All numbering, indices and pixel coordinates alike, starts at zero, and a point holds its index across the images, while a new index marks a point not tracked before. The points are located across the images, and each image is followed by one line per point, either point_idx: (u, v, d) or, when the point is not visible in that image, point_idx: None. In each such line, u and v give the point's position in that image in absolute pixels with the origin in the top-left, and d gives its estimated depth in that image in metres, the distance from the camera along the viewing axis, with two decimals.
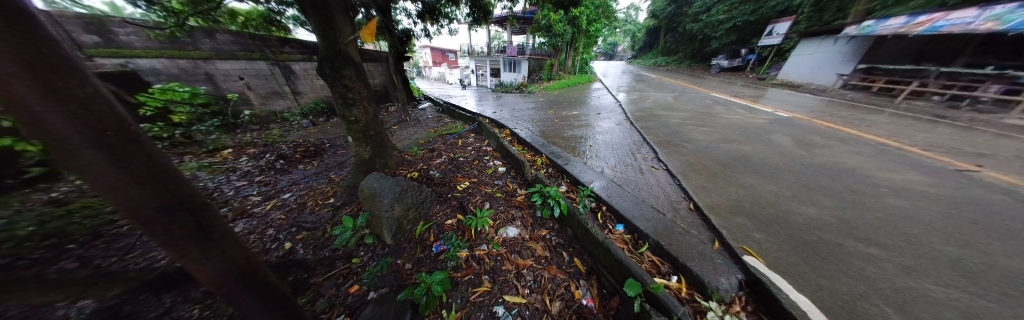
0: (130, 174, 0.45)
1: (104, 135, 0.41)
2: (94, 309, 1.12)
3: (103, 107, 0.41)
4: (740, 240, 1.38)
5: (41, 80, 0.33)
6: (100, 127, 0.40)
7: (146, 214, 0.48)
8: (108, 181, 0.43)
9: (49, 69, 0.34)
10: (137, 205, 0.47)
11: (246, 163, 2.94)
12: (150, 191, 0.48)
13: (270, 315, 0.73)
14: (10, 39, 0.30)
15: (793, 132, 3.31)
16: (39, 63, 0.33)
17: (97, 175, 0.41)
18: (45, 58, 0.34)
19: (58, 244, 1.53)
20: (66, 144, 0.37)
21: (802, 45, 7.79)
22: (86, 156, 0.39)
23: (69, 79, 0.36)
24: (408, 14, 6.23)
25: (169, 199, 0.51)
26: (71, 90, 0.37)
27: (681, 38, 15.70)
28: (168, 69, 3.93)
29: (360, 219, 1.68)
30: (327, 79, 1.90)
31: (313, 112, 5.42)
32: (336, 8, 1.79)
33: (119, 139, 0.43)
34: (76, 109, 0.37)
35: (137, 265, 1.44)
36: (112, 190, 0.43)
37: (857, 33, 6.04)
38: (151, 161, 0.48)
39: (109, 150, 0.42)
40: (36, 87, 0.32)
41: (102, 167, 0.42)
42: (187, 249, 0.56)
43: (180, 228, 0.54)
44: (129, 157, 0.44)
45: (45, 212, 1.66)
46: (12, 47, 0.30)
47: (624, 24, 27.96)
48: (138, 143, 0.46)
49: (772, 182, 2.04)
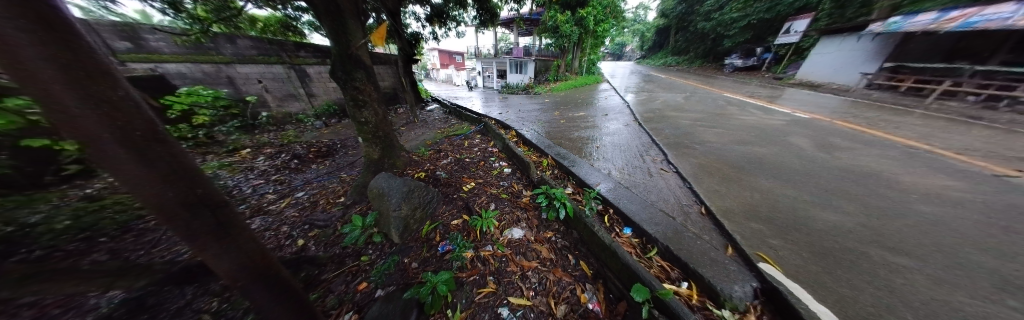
0: (156, 173, 0.47)
1: (133, 135, 0.43)
2: (120, 300, 1.19)
3: (134, 111, 0.44)
4: (755, 247, 1.32)
5: (73, 83, 0.35)
6: (131, 128, 0.43)
7: (169, 211, 0.50)
8: (136, 182, 0.45)
9: (86, 74, 0.37)
10: (157, 202, 0.48)
11: (263, 163, 3.07)
12: (171, 189, 0.50)
13: (283, 308, 0.75)
14: (46, 47, 0.32)
15: (812, 134, 3.15)
16: (76, 67, 0.35)
17: (125, 172, 0.43)
18: (81, 64, 0.36)
19: (91, 237, 1.66)
20: (93, 142, 0.39)
21: (822, 43, 7.42)
22: (117, 155, 0.42)
23: (100, 83, 0.38)
24: (417, 18, 6.37)
25: (194, 195, 0.54)
26: (103, 94, 0.39)
27: (692, 37, 15.35)
28: (192, 73, 4.19)
29: (368, 218, 1.73)
30: (339, 82, 1.97)
31: (326, 114, 5.61)
32: (348, 13, 1.85)
33: (147, 139, 0.45)
34: (106, 111, 0.39)
35: (161, 259, 1.52)
36: (137, 187, 0.45)
37: (881, 30, 5.72)
38: (173, 161, 0.50)
39: (137, 151, 0.44)
40: (70, 85, 0.35)
41: (129, 166, 0.44)
42: (208, 245, 0.58)
43: (200, 226, 0.56)
44: (157, 157, 0.47)
45: (82, 207, 1.80)
46: (48, 52, 0.32)
47: (632, 24, 27.69)
48: (164, 142, 0.48)
49: (790, 187, 1.95)
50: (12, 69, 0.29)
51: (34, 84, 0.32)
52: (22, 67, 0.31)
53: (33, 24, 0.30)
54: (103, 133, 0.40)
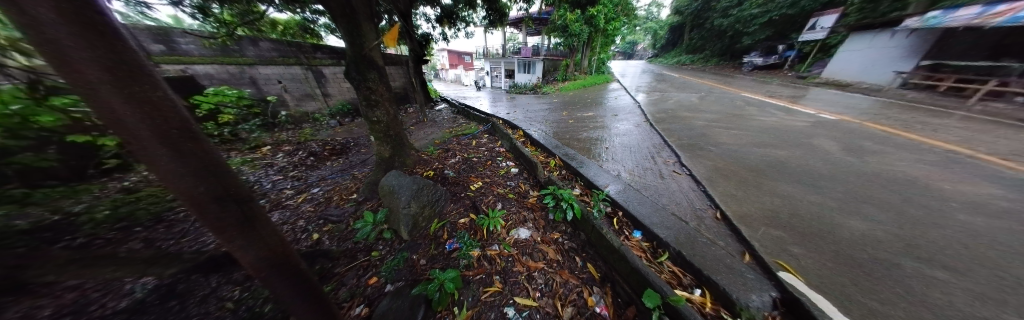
0: (188, 169, 0.48)
1: (168, 132, 0.43)
2: (154, 286, 1.29)
3: (172, 109, 0.45)
4: (774, 255, 1.25)
5: (113, 81, 0.36)
6: (167, 125, 0.44)
7: (203, 204, 0.51)
8: (173, 177, 0.46)
9: (127, 72, 0.38)
10: (192, 195, 0.49)
11: (282, 159, 3.23)
12: (206, 184, 0.51)
13: (302, 297, 0.79)
14: (92, 48, 0.32)
15: (839, 136, 2.96)
16: (115, 65, 0.36)
17: (161, 167, 0.44)
18: (122, 64, 0.37)
19: (128, 226, 1.79)
20: (131, 137, 0.39)
21: (850, 40, 6.94)
22: (152, 150, 0.42)
23: (140, 81, 0.39)
24: (427, 19, 6.48)
25: (228, 191, 0.55)
26: (140, 91, 0.39)
27: (708, 35, 14.77)
28: (219, 74, 4.46)
29: (379, 214, 1.78)
30: (353, 83, 2.04)
31: (340, 113, 5.81)
32: (362, 15, 1.90)
33: (182, 136, 0.46)
34: (148, 110, 0.40)
35: (190, 248, 1.64)
36: (174, 181, 0.46)
37: (919, 26, 5.29)
38: (205, 158, 0.51)
39: (174, 147, 0.45)
40: (113, 83, 0.36)
41: (167, 163, 0.45)
42: (237, 240, 0.60)
43: (228, 222, 0.56)
44: (191, 153, 0.47)
45: (120, 199, 1.95)
46: (93, 51, 0.33)
47: (644, 22, 26.98)
48: (195, 139, 0.48)
49: (813, 193, 1.83)
50: (60, 67, 0.30)
51: (80, 82, 0.33)
52: (70, 67, 0.31)
53: (82, 27, 0.30)
54: (143, 129, 0.41)
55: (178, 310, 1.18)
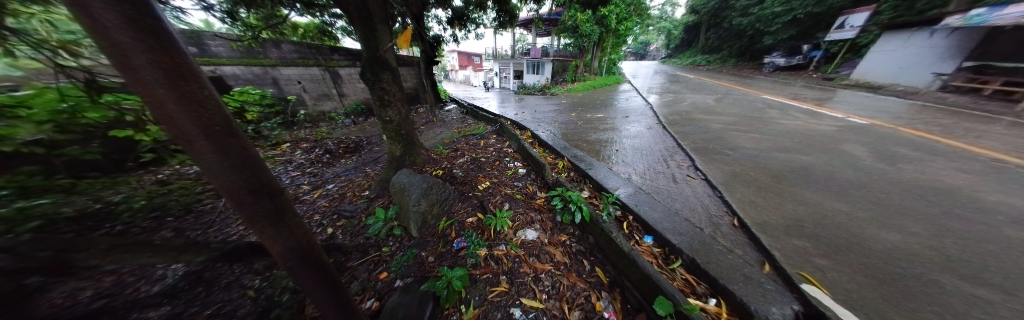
0: (231, 168, 0.42)
1: (214, 131, 0.38)
2: (183, 272, 1.38)
3: (217, 105, 0.39)
4: (796, 266, 1.18)
5: (165, 74, 0.31)
6: (212, 123, 0.38)
7: (245, 201, 0.45)
8: (220, 174, 0.41)
9: (176, 65, 0.33)
10: (234, 191, 0.43)
11: (299, 156, 3.38)
12: (248, 180, 0.44)
13: (336, 302, 0.73)
14: (138, 33, 0.27)
15: (868, 141, 2.77)
16: (165, 57, 0.31)
17: (208, 167, 0.39)
18: (168, 54, 0.32)
19: (160, 216, 1.94)
20: (179, 132, 0.34)
21: (883, 40, 6.48)
22: (198, 147, 0.37)
23: (187, 76, 0.34)
24: (439, 21, 6.61)
25: (271, 187, 0.49)
26: (189, 87, 0.34)
27: (725, 35, 14.21)
28: (244, 74, 4.73)
29: (390, 211, 1.83)
30: (368, 83, 2.10)
31: (354, 112, 6.04)
32: (377, 18, 1.96)
33: (228, 133, 0.40)
34: (197, 108, 0.35)
35: (215, 238, 1.75)
36: (221, 178, 0.41)
37: (959, 25, 4.88)
38: (248, 156, 0.45)
39: (218, 143, 0.39)
40: (162, 77, 0.31)
41: (215, 163, 0.40)
42: (275, 239, 0.53)
43: (267, 221, 0.50)
44: (236, 151, 0.42)
45: (154, 190, 2.11)
46: (146, 44, 0.28)
47: (658, 21, 26.27)
48: (238, 136, 0.42)
49: (840, 201, 1.72)
50: (114, 61, 0.26)
51: (132, 76, 0.28)
52: (117, 51, 0.26)
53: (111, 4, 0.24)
54: (193, 127, 0.36)
55: (204, 297, 1.26)
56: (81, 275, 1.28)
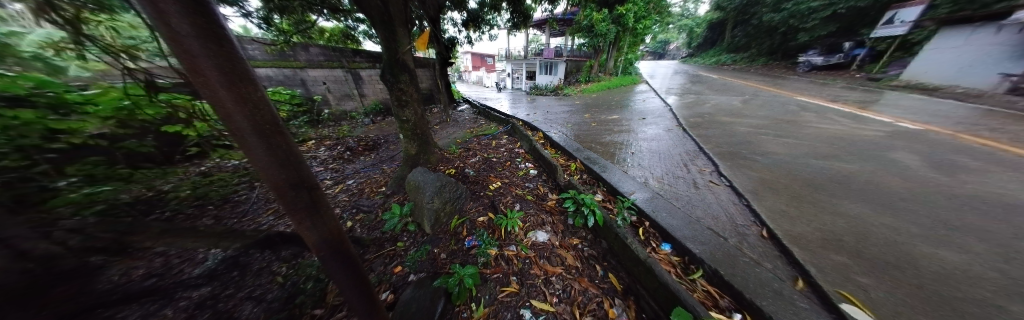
0: (276, 163, 0.45)
1: (263, 129, 0.40)
2: (221, 257, 1.52)
3: (267, 106, 0.42)
4: (836, 284, 1.07)
5: (225, 77, 0.34)
6: (262, 121, 0.40)
7: (286, 193, 0.47)
8: (265, 167, 0.43)
9: (236, 70, 0.35)
10: (278, 183, 0.46)
11: (323, 153, 3.60)
12: (290, 172, 0.47)
13: (359, 292, 0.75)
14: (202, 41, 0.29)
15: (921, 149, 2.47)
16: (229, 64, 0.34)
17: (257, 161, 0.42)
18: (230, 59, 0.34)
19: (202, 204, 2.14)
20: (234, 129, 0.37)
21: (942, 36, 5.73)
22: (248, 142, 0.40)
23: (245, 79, 0.37)
24: (454, 23, 6.77)
25: (310, 181, 0.52)
26: (245, 90, 0.37)
27: (754, 32, 13.29)
28: (276, 76, 5.11)
29: (405, 207, 1.89)
30: (388, 84, 2.19)
31: (373, 112, 6.33)
32: (397, 21, 2.04)
33: (276, 131, 0.43)
34: (251, 108, 0.38)
35: (249, 227, 1.89)
36: (266, 170, 0.43)
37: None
38: (292, 152, 0.48)
39: (266, 139, 0.42)
40: (223, 81, 0.34)
41: (264, 158, 0.43)
42: (311, 229, 0.56)
43: (303, 211, 0.52)
44: (281, 147, 0.44)
45: (198, 181, 2.34)
46: (211, 51, 0.31)
47: (679, 19, 25.08)
48: (285, 134, 0.46)
49: (887, 215, 1.55)
50: (182, 64, 0.28)
51: (198, 78, 0.31)
52: (187, 57, 0.29)
53: (180, 16, 0.26)
54: (245, 124, 0.39)
55: (238, 280, 1.38)
56: (137, 256, 1.45)
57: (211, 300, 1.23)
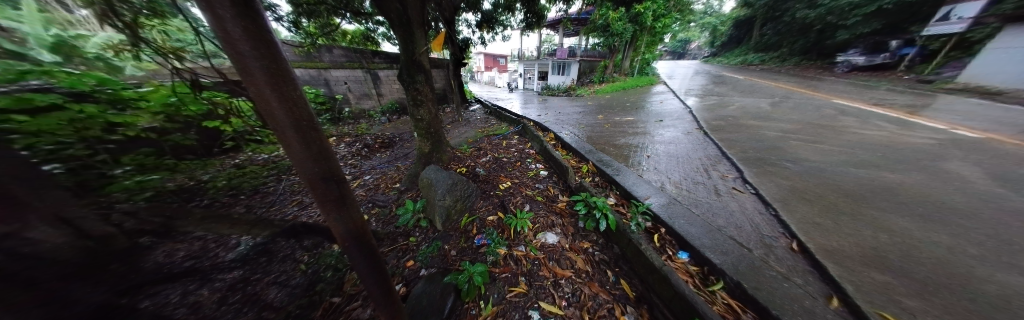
0: (310, 157, 0.48)
1: (301, 126, 0.44)
2: (250, 243, 1.64)
3: (304, 105, 0.45)
4: (876, 305, 0.97)
5: (270, 78, 0.37)
6: (300, 119, 0.44)
7: (318, 186, 0.50)
8: (301, 160, 0.46)
9: (279, 71, 0.38)
10: (310, 176, 0.49)
11: (343, 149, 3.79)
12: (321, 166, 0.50)
13: (377, 283, 0.78)
14: (252, 45, 0.32)
15: (984, 159, 2.19)
16: (274, 66, 0.37)
17: (295, 155, 0.45)
18: (275, 62, 0.37)
19: (235, 194, 2.33)
20: (276, 124, 0.40)
21: (1008, 33, 5.05)
22: (289, 138, 0.43)
23: (286, 79, 0.40)
24: (469, 25, 6.87)
25: (338, 174, 0.55)
26: (288, 91, 0.40)
27: (786, 29, 12.35)
28: (303, 76, 5.44)
29: (418, 203, 1.95)
30: (405, 84, 2.27)
31: (389, 111, 6.57)
32: (415, 23, 2.10)
33: (311, 128, 0.46)
34: (290, 107, 0.41)
35: (275, 217, 2.03)
36: (302, 163, 0.46)
37: None
38: (324, 148, 0.51)
39: (301, 134, 0.45)
40: (269, 81, 0.37)
41: (299, 153, 0.46)
42: (338, 221, 0.59)
43: (332, 202, 0.55)
44: (315, 143, 0.47)
45: (233, 173, 2.54)
46: (260, 54, 0.34)
47: (701, 17, 23.92)
48: (318, 130, 0.48)
49: (938, 231, 1.39)
50: (236, 65, 0.31)
51: (247, 77, 0.34)
52: (242, 60, 0.32)
53: (233, 21, 0.29)
54: (285, 120, 0.42)
55: (265, 266, 1.48)
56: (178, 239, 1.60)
57: (241, 283, 1.33)
